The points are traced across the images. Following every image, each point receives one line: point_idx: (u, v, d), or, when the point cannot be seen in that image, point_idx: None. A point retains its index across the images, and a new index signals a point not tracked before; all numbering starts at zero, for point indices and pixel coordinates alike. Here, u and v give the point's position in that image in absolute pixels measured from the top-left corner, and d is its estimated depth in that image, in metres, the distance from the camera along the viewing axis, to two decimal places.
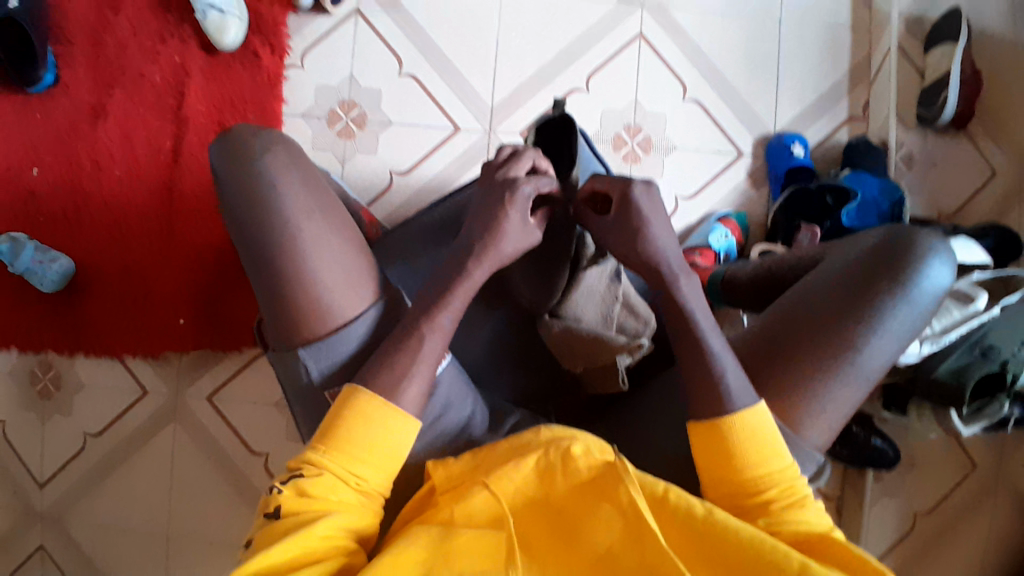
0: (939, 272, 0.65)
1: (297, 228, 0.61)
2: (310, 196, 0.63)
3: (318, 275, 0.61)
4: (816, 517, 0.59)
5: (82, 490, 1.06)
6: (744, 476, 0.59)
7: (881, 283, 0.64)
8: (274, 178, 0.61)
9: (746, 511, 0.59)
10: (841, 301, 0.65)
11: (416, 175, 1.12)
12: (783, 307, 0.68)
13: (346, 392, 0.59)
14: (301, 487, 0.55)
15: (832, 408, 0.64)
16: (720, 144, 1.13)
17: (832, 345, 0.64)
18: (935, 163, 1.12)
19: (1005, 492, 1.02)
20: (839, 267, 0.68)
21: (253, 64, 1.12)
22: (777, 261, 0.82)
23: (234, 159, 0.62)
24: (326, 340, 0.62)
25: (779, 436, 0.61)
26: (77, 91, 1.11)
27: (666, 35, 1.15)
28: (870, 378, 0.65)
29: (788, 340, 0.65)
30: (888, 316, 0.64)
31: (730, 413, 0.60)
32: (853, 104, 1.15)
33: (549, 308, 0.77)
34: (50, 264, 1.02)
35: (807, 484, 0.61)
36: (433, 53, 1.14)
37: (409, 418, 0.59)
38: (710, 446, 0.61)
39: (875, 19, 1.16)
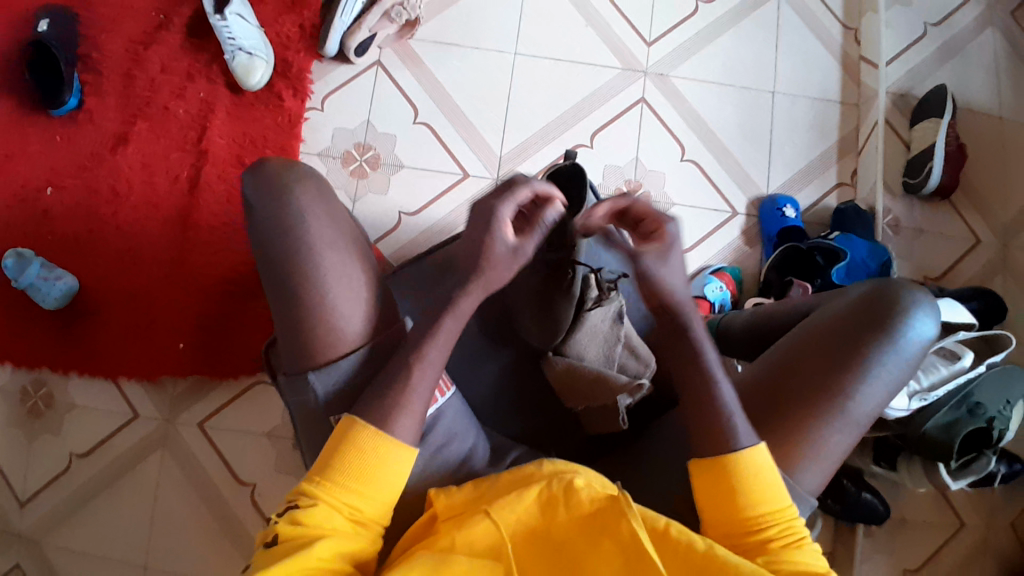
0: (926, 324, 0.68)
1: (318, 256, 0.62)
2: (336, 227, 0.64)
3: (334, 302, 0.63)
4: (813, 559, 0.60)
5: (60, 516, 1.03)
6: (745, 512, 0.60)
7: (870, 331, 0.67)
8: (304, 207, 0.63)
9: (745, 549, 0.60)
10: (833, 348, 0.67)
11: (425, 216, 1.16)
12: (777, 353, 0.71)
13: (344, 423, 0.61)
14: (296, 516, 0.56)
15: (826, 452, 0.66)
16: (716, 203, 1.19)
17: (824, 390, 0.66)
18: (919, 231, 1.18)
19: (993, 554, 1.02)
20: (828, 317, 0.70)
21: (275, 104, 1.17)
22: (773, 309, 0.84)
23: (265, 188, 0.64)
24: (335, 365, 0.63)
25: (777, 478, 0.62)
26: (102, 120, 1.15)
27: (667, 100, 1.23)
28: (862, 423, 0.67)
29: (783, 384, 0.67)
30: (878, 364, 0.66)
31: (733, 450, 0.62)
32: (842, 172, 1.22)
33: (553, 346, 0.80)
34: (55, 282, 1.03)
35: (805, 525, 0.61)
36: (448, 104, 1.21)
37: (403, 446, 0.60)
38: (711, 485, 0.62)
39: (862, 96, 1.25)
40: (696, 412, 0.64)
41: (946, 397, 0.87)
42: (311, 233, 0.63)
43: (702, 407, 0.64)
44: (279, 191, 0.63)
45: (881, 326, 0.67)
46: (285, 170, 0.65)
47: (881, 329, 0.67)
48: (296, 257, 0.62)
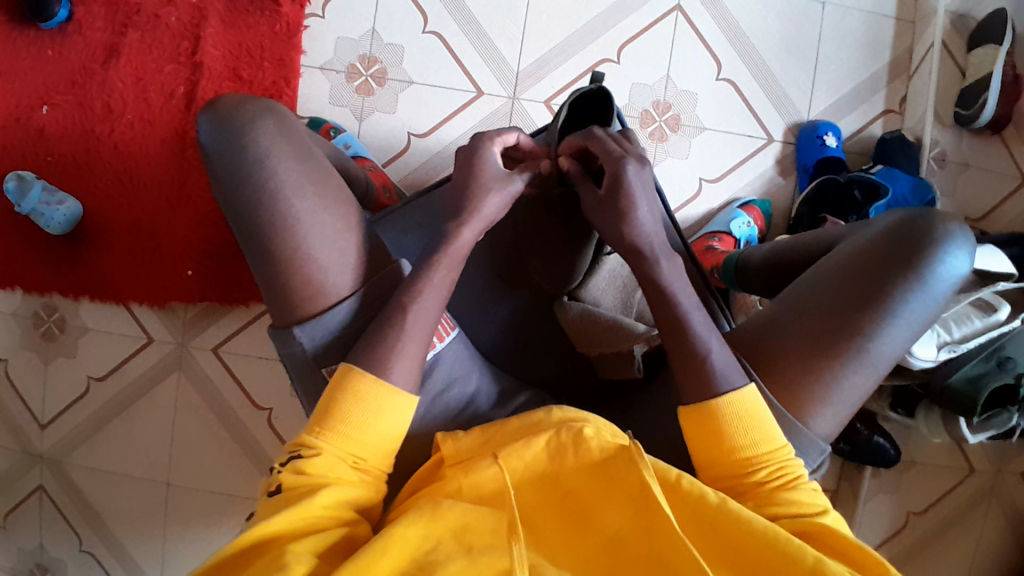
0: (960, 258, 0.60)
1: (288, 204, 0.57)
2: (304, 168, 0.58)
3: (314, 249, 0.58)
4: (810, 498, 0.56)
5: (83, 435, 1.06)
6: (737, 457, 0.56)
7: (898, 267, 0.59)
8: (266, 151, 0.57)
9: (740, 493, 0.56)
10: (853, 285, 0.60)
11: (435, 138, 1.09)
12: (795, 291, 0.64)
13: (340, 372, 0.56)
14: (298, 466, 0.53)
15: (840, 399, 0.60)
16: (751, 128, 1.11)
17: (841, 332, 0.59)
18: (967, 165, 1.09)
19: (1000, 497, 1.05)
20: (852, 250, 0.63)
21: (272, 11, 1.08)
22: (798, 242, 0.76)
23: (224, 134, 0.58)
24: (322, 316, 0.59)
25: (770, 419, 0.57)
26: (91, 31, 1.07)
27: (704, 9, 1.11)
28: (883, 368, 0.60)
29: (797, 327, 0.61)
30: (904, 303, 0.59)
31: (717, 396, 0.57)
32: (889, 97, 1.12)
33: (568, 291, 0.78)
34: (57, 207, 1.00)
35: (801, 464, 0.57)
36: (460, 12, 1.10)
37: (403, 393, 0.56)
38: (702, 429, 0.57)
39: (920, 11, 1.12)
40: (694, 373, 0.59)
41: (976, 349, 0.85)
42: (274, 175, 0.57)
43: (705, 381, 0.58)
44: (236, 137, 0.57)
45: (910, 261, 0.59)
46: (238, 108, 0.59)
47: (911, 264, 0.59)
48: (266, 207, 0.57)
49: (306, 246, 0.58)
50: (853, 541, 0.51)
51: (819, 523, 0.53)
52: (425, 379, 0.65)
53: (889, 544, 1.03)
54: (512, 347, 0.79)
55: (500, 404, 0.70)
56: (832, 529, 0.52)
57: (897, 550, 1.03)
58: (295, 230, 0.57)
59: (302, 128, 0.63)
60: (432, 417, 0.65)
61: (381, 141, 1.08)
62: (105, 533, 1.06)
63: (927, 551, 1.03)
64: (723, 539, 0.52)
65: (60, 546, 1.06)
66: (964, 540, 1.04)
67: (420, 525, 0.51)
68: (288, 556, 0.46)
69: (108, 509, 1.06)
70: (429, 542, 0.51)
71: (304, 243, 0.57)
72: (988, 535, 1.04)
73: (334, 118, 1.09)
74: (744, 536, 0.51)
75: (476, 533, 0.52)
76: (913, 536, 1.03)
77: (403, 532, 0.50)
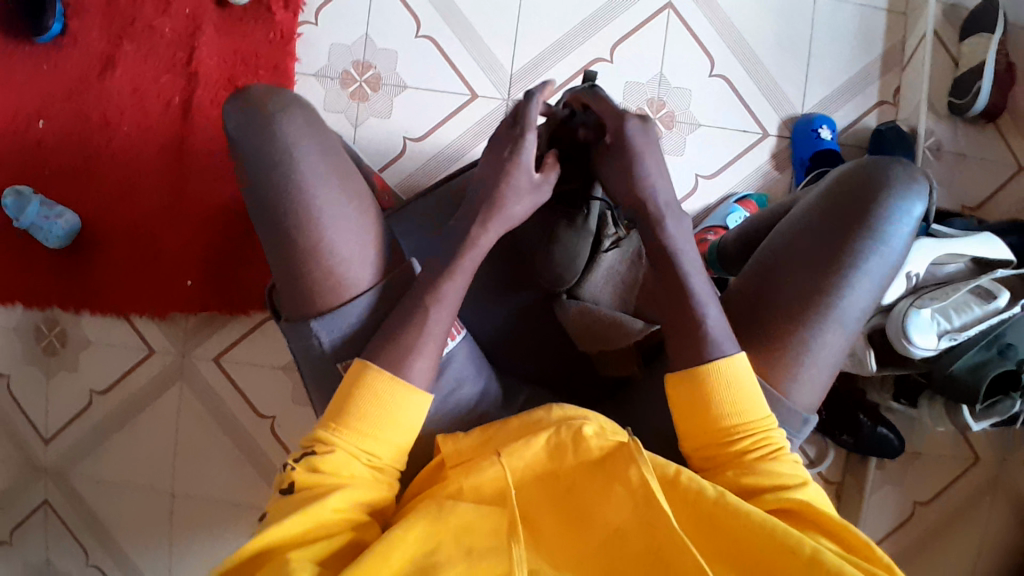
0: (914, 205, 0.61)
1: (311, 191, 0.58)
2: (328, 163, 0.59)
3: (333, 243, 0.59)
4: (791, 471, 0.56)
5: (87, 447, 1.06)
6: (717, 425, 0.56)
7: (853, 219, 0.61)
8: (292, 141, 0.58)
9: (719, 463, 0.57)
10: (813, 243, 0.61)
11: (430, 141, 1.09)
12: (759, 258, 0.65)
13: (356, 368, 0.57)
14: (313, 463, 0.54)
15: (817, 360, 0.60)
16: (746, 123, 1.11)
17: (808, 291, 0.60)
18: (962, 154, 1.10)
19: (1005, 486, 1.04)
20: (809, 208, 0.64)
21: (266, 20, 1.08)
22: (759, 215, 0.78)
23: (250, 121, 0.58)
24: (338, 310, 0.59)
25: (755, 386, 0.57)
26: (86, 43, 1.08)
27: (696, 6, 1.12)
28: (856, 324, 0.61)
29: (766, 292, 0.62)
30: (865, 255, 0.60)
31: (708, 361, 0.57)
32: (883, 88, 1.12)
33: (567, 288, 0.77)
34: (56, 220, 1.00)
35: (783, 435, 0.57)
36: (454, 16, 1.10)
37: (418, 392, 0.56)
38: (687, 399, 0.58)
39: (912, 1, 1.13)
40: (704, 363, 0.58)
41: (977, 337, 0.84)
42: (299, 164, 0.58)
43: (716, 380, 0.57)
44: (263, 123, 0.58)
45: (864, 211, 0.61)
46: (270, 95, 0.60)
47: (866, 215, 0.60)
48: (288, 195, 0.58)
49: (312, 246, 0.58)
50: (846, 527, 0.51)
51: (799, 499, 0.53)
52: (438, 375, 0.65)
53: (895, 536, 1.03)
54: (513, 346, 0.79)
55: (502, 405, 0.70)
56: (814, 505, 0.52)
57: (903, 542, 1.03)
58: (294, 236, 0.58)
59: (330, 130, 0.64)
60: (435, 420, 0.65)
61: (377, 145, 1.09)
62: (111, 545, 1.06)
63: (934, 542, 1.03)
64: (719, 533, 0.52)
65: (65, 560, 1.06)
66: (971, 529, 1.04)
67: (421, 525, 0.51)
68: (292, 564, 0.46)
69: (113, 520, 1.06)
70: (428, 545, 0.51)
71: (310, 244, 0.58)
72: (995, 524, 1.04)
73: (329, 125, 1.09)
74: (734, 525, 0.51)
75: (476, 534, 0.52)
76: (919, 527, 1.03)
77: (404, 537, 0.50)
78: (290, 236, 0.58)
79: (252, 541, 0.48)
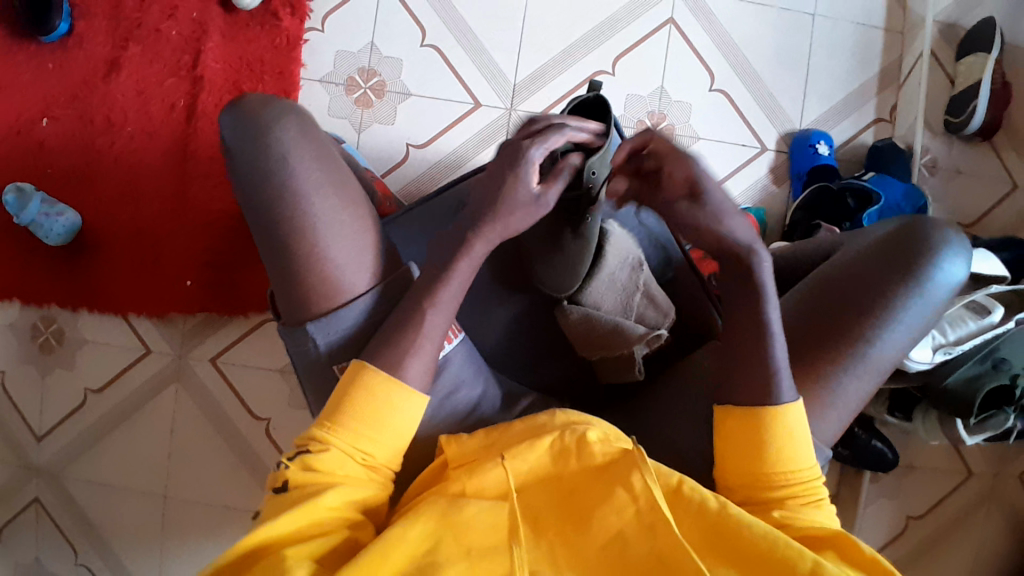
0: (957, 266, 0.62)
1: (308, 202, 0.58)
2: (323, 170, 0.59)
3: (329, 252, 0.59)
4: (827, 519, 0.56)
5: (80, 448, 1.06)
6: (765, 468, 0.57)
7: (895, 272, 0.61)
8: (288, 150, 0.58)
9: (759, 503, 0.57)
10: (852, 290, 0.62)
11: (433, 148, 1.10)
12: (794, 297, 0.66)
13: (353, 369, 0.57)
14: (307, 462, 0.54)
15: (841, 404, 0.61)
16: (745, 137, 1.12)
17: (841, 336, 0.61)
18: (957, 172, 1.11)
19: (999, 501, 1.05)
20: (850, 259, 0.64)
21: (272, 25, 1.09)
22: (788, 251, 0.79)
23: (245, 130, 0.58)
24: (331, 315, 0.60)
25: (807, 437, 0.58)
26: (92, 44, 1.08)
27: (697, 22, 1.13)
28: (884, 373, 0.62)
29: (800, 331, 0.63)
30: (903, 308, 0.61)
31: (771, 404, 0.57)
32: (880, 106, 1.14)
33: (567, 295, 0.76)
34: (57, 218, 1.00)
35: (824, 485, 0.58)
36: (458, 25, 1.12)
37: (417, 393, 0.57)
38: (739, 438, 0.58)
39: (909, 21, 1.15)
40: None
41: (972, 351, 0.84)
42: (294, 173, 0.58)
43: None
44: (259, 133, 0.58)
45: (908, 267, 0.61)
46: (263, 106, 0.59)
47: (908, 270, 0.61)
48: (284, 203, 0.58)
49: (320, 245, 0.59)
50: (862, 547, 0.51)
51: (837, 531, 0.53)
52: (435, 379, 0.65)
53: (889, 550, 1.03)
54: (513, 351, 0.79)
55: (502, 409, 0.70)
56: (844, 535, 0.52)
57: (898, 556, 1.03)
58: (298, 236, 0.58)
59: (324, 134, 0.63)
60: (434, 422, 0.65)
61: (380, 150, 1.10)
62: (102, 547, 1.05)
63: (928, 557, 1.03)
64: (722, 543, 0.52)
65: (55, 561, 1.05)
66: (964, 543, 1.04)
67: (425, 523, 0.52)
68: (290, 560, 0.46)
69: (105, 522, 1.05)
70: (429, 543, 0.51)
71: (314, 245, 0.58)
72: (989, 540, 1.04)
73: (332, 130, 1.10)
74: (742, 540, 0.52)
75: (476, 533, 0.52)
76: (913, 541, 1.04)
77: (407, 534, 0.51)
78: (295, 234, 0.58)
79: (245, 538, 0.49)
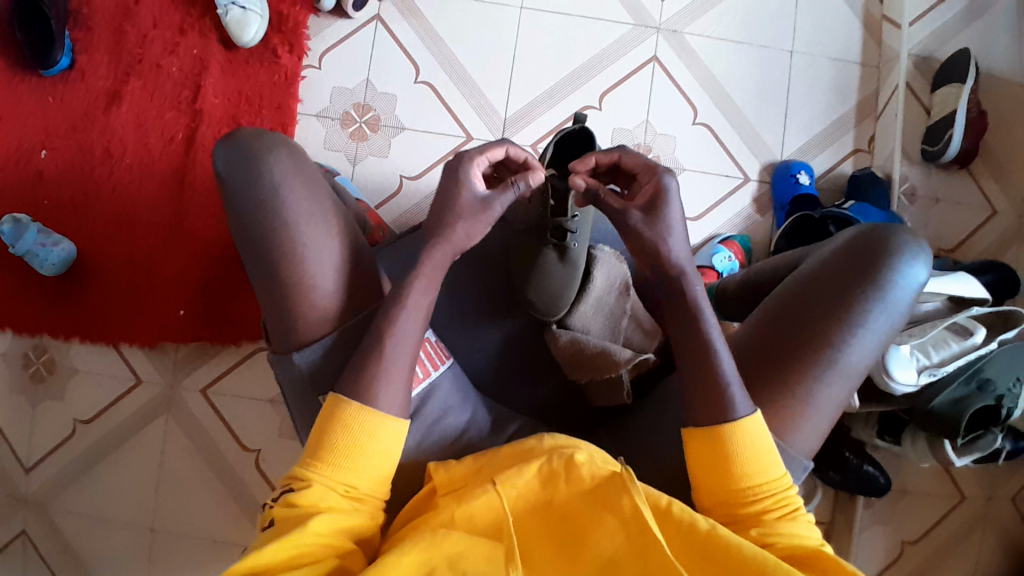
0: (917, 269, 0.64)
1: (296, 233, 0.59)
2: (313, 199, 0.61)
3: (316, 279, 0.60)
4: (806, 531, 0.57)
5: (67, 479, 1.04)
6: (735, 486, 0.57)
7: (858, 276, 0.63)
8: (282, 179, 0.60)
9: (738, 521, 0.57)
10: (818, 296, 0.63)
11: (426, 180, 1.13)
12: (765, 308, 0.67)
13: (332, 403, 0.56)
14: (290, 499, 0.53)
15: (817, 409, 0.62)
16: (728, 168, 1.16)
17: (811, 342, 0.62)
18: (936, 200, 1.15)
19: (994, 525, 1.05)
20: (817, 265, 0.66)
21: (271, 62, 1.13)
22: (763, 266, 0.81)
23: (240, 160, 0.60)
24: (316, 342, 0.61)
25: (772, 448, 0.58)
26: (94, 80, 1.12)
27: (680, 59, 1.18)
28: (856, 377, 0.63)
29: (772, 339, 0.64)
30: (868, 312, 0.62)
31: (728, 422, 0.58)
32: (859, 137, 1.18)
33: (556, 319, 0.78)
34: (52, 247, 1.01)
35: (798, 495, 0.58)
36: (451, 62, 1.16)
37: (393, 418, 0.57)
38: (705, 456, 0.58)
39: (883, 56, 1.20)
40: (698, 379, 0.60)
41: (956, 372, 0.86)
42: (289, 193, 0.59)
43: (703, 401, 0.59)
44: (251, 162, 0.60)
45: (870, 270, 0.63)
46: (258, 138, 0.62)
47: (871, 274, 0.63)
48: (277, 230, 0.59)
49: (310, 266, 0.60)
50: (849, 568, 0.51)
51: (814, 548, 0.54)
52: (418, 410, 0.66)
53: None
54: (503, 374, 0.80)
55: (491, 429, 0.71)
56: (829, 556, 0.53)
57: None
58: (289, 255, 0.59)
59: (315, 170, 0.65)
60: (424, 445, 0.66)
61: (375, 181, 1.12)
62: None
63: None
64: (715, 566, 0.52)
65: None
66: (961, 570, 1.03)
67: (418, 553, 0.51)
68: None
69: (89, 555, 1.03)
70: (425, 569, 0.51)
71: (304, 265, 0.59)
72: (986, 566, 1.03)
73: (328, 162, 1.13)
74: (736, 565, 0.51)
75: (469, 560, 0.52)
76: (909, 568, 1.03)
77: (399, 563, 0.50)
78: (287, 252, 0.59)
79: (232, 567, 0.48)
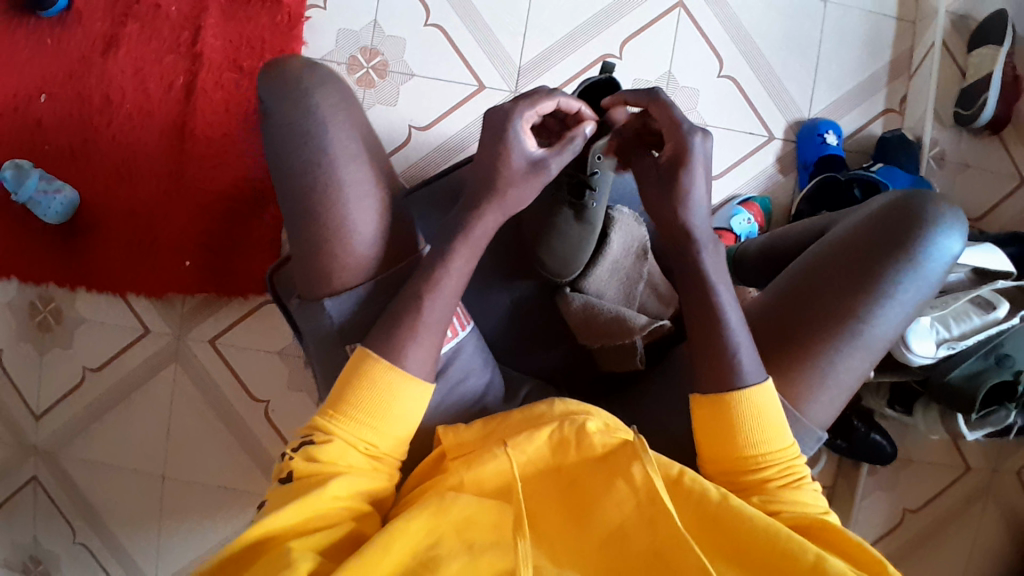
0: (951, 240, 0.61)
1: (305, 189, 0.57)
2: (357, 140, 0.58)
3: (353, 226, 0.58)
4: (811, 499, 0.56)
5: (78, 427, 1.06)
6: (742, 452, 0.56)
7: (889, 248, 0.61)
8: (325, 116, 0.57)
9: (741, 488, 0.56)
10: (847, 267, 0.61)
11: (435, 131, 1.09)
12: (790, 274, 0.65)
13: (357, 356, 0.56)
14: (310, 453, 0.52)
15: (836, 383, 0.61)
16: (752, 126, 1.11)
17: (837, 314, 0.60)
18: (965, 166, 1.10)
19: (995, 495, 1.06)
20: (848, 232, 0.64)
21: (273, 2, 1.07)
22: (785, 230, 0.79)
23: (278, 89, 0.57)
24: (346, 293, 0.59)
25: (782, 417, 0.57)
26: (91, 20, 1.06)
27: (707, 7, 1.11)
28: (877, 352, 0.62)
29: (795, 308, 0.62)
30: (898, 284, 0.60)
31: (738, 390, 0.56)
32: (890, 96, 1.13)
33: (569, 283, 0.75)
34: (54, 195, 0.99)
35: (805, 465, 0.57)
36: (463, 7, 1.10)
37: (416, 380, 0.55)
38: (709, 423, 0.58)
39: (921, 10, 1.13)
40: (716, 361, 0.58)
41: (976, 347, 0.85)
42: (329, 141, 0.57)
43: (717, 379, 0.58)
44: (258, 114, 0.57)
45: (903, 241, 0.60)
46: (279, 80, 0.58)
47: (903, 245, 0.60)
48: None
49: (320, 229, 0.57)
50: (853, 538, 0.51)
51: (817, 518, 0.54)
52: (443, 370, 0.63)
53: (884, 543, 1.04)
54: (513, 339, 0.78)
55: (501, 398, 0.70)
56: (834, 527, 0.52)
57: (892, 549, 1.04)
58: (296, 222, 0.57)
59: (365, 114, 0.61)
60: (435, 412, 0.63)
61: (382, 132, 1.08)
62: (101, 527, 1.05)
63: (922, 550, 1.04)
64: (727, 540, 0.52)
65: (54, 539, 1.05)
66: (959, 536, 1.05)
67: (425, 518, 0.51)
68: (293, 554, 0.45)
69: (102, 500, 1.05)
70: (431, 537, 0.50)
71: (315, 229, 0.57)
72: (983, 533, 1.05)
73: None
74: (746, 537, 0.51)
75: (478, 527, 0.52)
76: (909, 534, 1.04)
77: (408, 527, 0.50)
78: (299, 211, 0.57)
79: (251, 531, 0.48)
